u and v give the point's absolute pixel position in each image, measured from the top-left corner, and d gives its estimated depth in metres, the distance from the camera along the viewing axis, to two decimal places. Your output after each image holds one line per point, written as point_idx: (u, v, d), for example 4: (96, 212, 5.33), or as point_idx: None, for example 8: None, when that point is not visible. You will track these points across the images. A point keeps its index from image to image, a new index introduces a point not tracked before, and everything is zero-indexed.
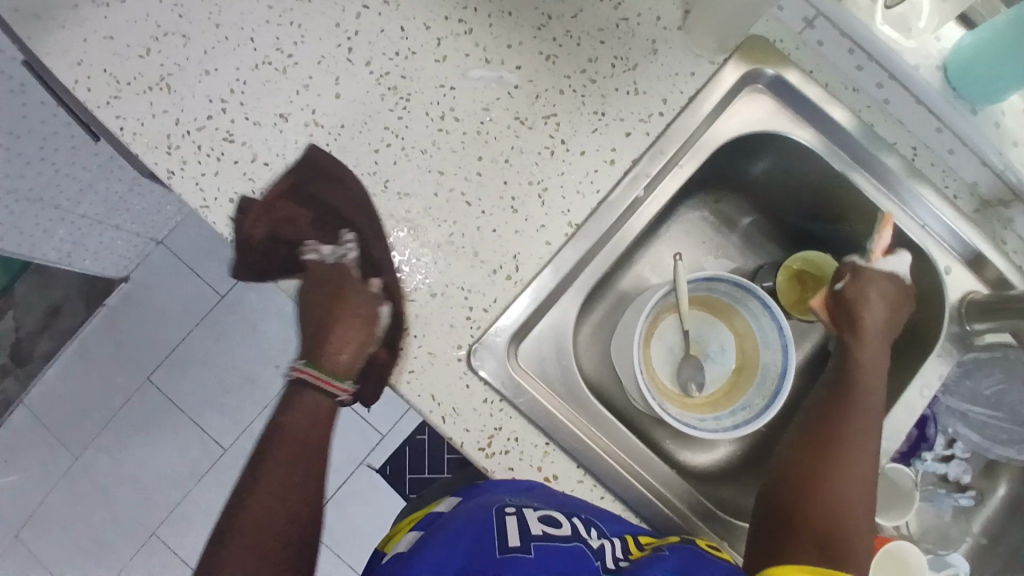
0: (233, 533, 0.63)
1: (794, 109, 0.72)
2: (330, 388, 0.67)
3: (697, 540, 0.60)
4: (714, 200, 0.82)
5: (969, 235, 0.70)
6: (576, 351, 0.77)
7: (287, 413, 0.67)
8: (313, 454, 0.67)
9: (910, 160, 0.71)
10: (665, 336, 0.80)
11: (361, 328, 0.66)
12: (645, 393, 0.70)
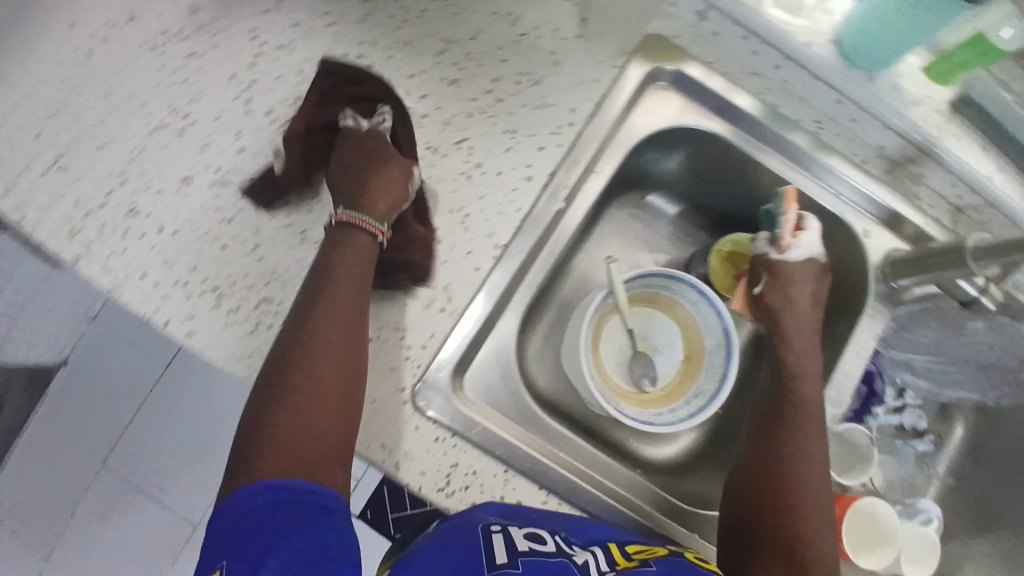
0: (250, 447, 0.50)
1: (701, 101, 0.74)
2: (369, 229, 0.59)
3: (685, 553, 0.59)
4: (642, 196, 0.84)
5: (882, 196, 0.74)
6: (528, 367, 0.78)
7: (322, 291, 0.55)
8: (353, 361, 0.55)
9: (816, 134, 0.74)
10: (612, 338, 0.82)
11: (404, 186, 0.62)
12: (599, 400, 0.71)
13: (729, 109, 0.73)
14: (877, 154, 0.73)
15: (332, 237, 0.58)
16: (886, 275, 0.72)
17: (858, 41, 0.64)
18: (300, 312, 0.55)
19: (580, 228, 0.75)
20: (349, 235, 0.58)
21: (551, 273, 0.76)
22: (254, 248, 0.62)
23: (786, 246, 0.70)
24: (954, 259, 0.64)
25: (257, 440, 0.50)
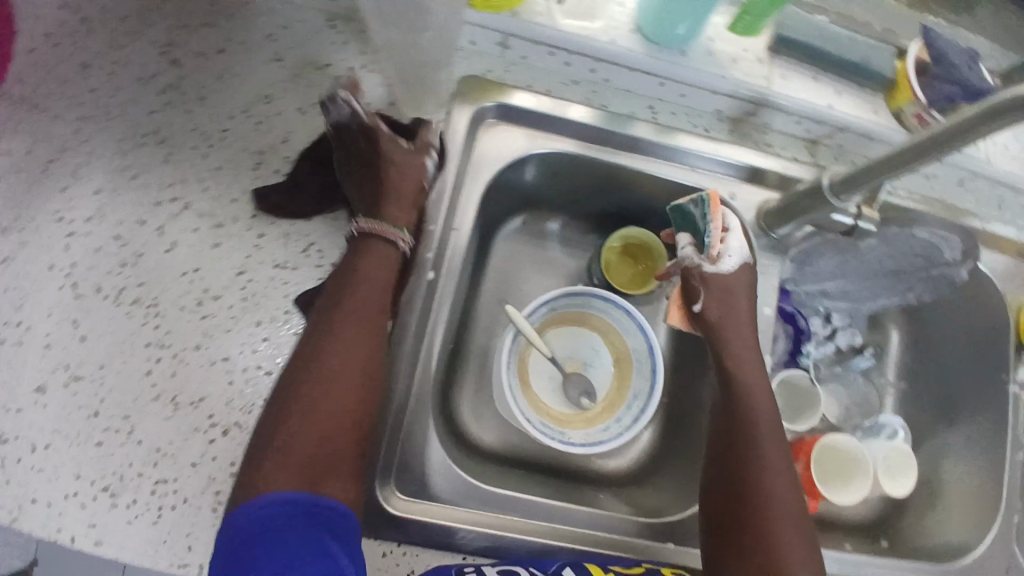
0: (259, 453, 0.50)
1: (538, 125, 0.73)
2: (390, 236, 0.60)
3: (662, 570, 0.63)
4: (516, 223, 0.84)
5: (735, 155, 0.74)
6: (466, 431, 0.75)
7: (348, 282, 0.57)
8: (371, 377, 0.56)
9: (654, 120, 0.74)
10: (540, 370, 0.80)
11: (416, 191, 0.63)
12: (543, 439, 0.72)
13: (569, 120, 0.72)
14: (716, 118, 0.75)
15: (363, 248, 0.60)
16: (767, 228, 0.74)
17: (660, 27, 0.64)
18: (326, 307, 0.57)
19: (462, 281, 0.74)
20: (374, 247, 0.60)
21: (449, 334, 0.74)
22: (129, 434, 0.58)
23: (717, 256, 0.67)
24: (816, 199, 0.66)
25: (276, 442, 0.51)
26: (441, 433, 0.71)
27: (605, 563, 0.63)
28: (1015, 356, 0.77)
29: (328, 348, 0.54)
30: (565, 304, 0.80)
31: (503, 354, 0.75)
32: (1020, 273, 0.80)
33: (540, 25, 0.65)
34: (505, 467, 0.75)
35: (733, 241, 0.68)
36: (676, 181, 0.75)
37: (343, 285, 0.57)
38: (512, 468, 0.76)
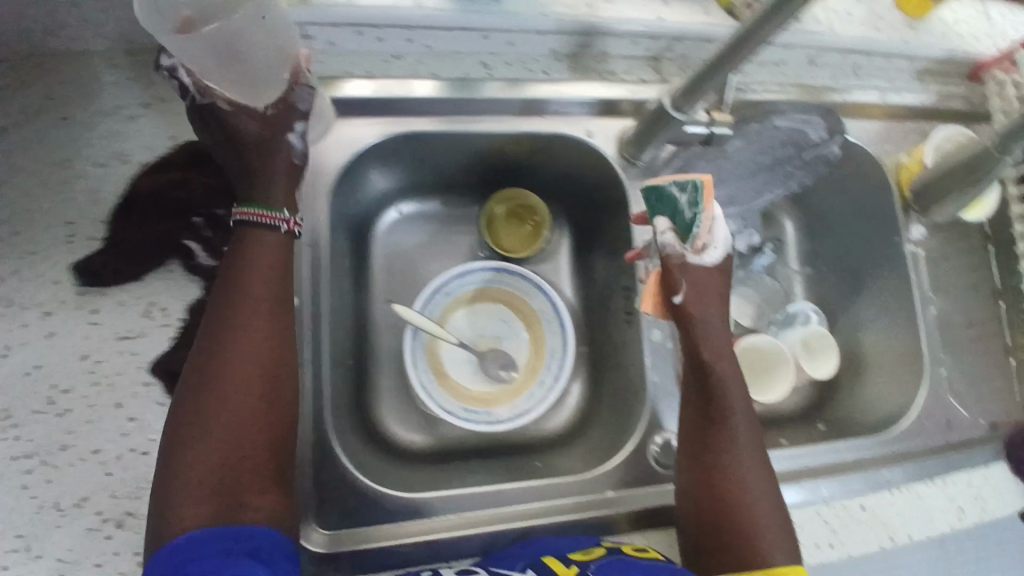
0: (170, 461, 0.48)
1: (371, 111, 0.67)
2: (267, 221, 0.56)
3: (623, 549, 0.58)
4: (388, 219, 0.78)
5: (585, 91, 0.70)
6: (391, 440, 0.74)
7: (238, 273, 0.54)
8: (280, 365, 0.53)
9: (491, 77, 0.69)
10: (454, 358, 0.76)
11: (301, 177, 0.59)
12: (470, 426, 0.71)
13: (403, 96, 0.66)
14: (552, 58, 0.70)
15: (242, 243, 0.56)
16: (631, 155, 0.72)
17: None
18: (224, 308, 0.53)
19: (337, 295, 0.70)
20: (251, 238, 0.56)
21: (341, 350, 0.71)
22: (28, 552, 0.55)
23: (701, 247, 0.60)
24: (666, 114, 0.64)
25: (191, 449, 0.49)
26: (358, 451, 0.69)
27: (565, 553, 0.56)
28: (903, 216, 0.77)
29: (223, 345, 0.51)
30: (457, 286, 0.76)
31: (407, 356, 0.71)
32: (889, 135, 0.79)
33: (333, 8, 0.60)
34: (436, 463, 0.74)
35: (718, 231, 0.60)
36: (535, 133, 0.71)
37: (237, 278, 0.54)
38: (446, 462, 0.75)
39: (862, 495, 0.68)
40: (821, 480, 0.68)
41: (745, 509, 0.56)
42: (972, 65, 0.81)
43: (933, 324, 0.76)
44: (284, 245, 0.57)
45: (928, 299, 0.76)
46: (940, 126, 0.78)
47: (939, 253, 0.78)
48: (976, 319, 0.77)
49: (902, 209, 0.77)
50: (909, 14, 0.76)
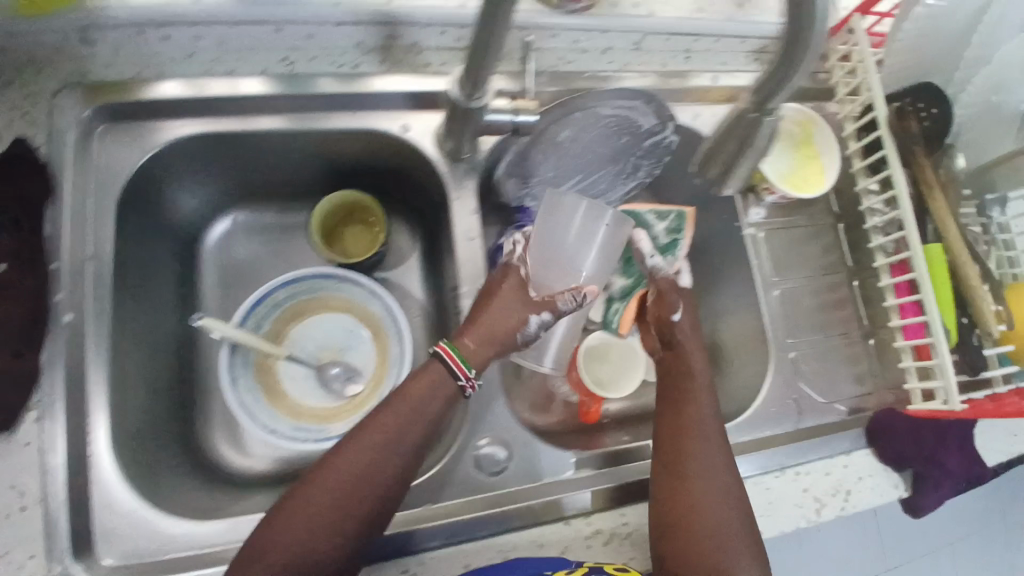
0: (270, 525, 0.53)
1: (157, 116, 0.63)
2: (455, 369, 0.60)
3: (605, 568, 0.56)
4: (210, 237, 0.73)
5: (392, 82, 0.65)
6: (226, 462, 0.69)
7: (387, 410, 0.58)
8: (390, 470, 0.56)
9: (290, 71, 0.63)
10: (290, 372, 0.72)
11: (505, 315, 0.63)
12: (297, 445, 0.64)
13: (196, 95, 0.62)
14: (360, 51, 0.65)
15: (427, 361, 0.61)
16: (452, 152, 0.67)
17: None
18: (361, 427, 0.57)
19: (152, 310, 0.66)
20: (431, 368, 0.60)
21: (157, 366, 0.66)
22: None
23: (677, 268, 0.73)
24: (456, 106, 0.60)
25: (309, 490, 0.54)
26: (174, 472, 0.64)
27: (541, 568, 0.55)
28: (740, 198, 0.77)
29: (347, 447, 0.56)
30: (287, 295, 0.70)
31: (222, 371, 0.64)
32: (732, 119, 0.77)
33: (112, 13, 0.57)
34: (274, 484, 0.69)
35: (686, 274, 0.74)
36: (349, 128, 0.67)
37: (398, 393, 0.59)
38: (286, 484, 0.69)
39: None
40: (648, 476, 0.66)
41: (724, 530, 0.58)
42: (811, 44, 0.80)
43: (775, 307, 0.75)
44: (447, 394, 0.60)
45: (770, 283, 0.75)
46: (786, 110, 0.76)
47: (782, 236, 0.77)
48: (822, 299, 0.76)
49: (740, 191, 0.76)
50: None
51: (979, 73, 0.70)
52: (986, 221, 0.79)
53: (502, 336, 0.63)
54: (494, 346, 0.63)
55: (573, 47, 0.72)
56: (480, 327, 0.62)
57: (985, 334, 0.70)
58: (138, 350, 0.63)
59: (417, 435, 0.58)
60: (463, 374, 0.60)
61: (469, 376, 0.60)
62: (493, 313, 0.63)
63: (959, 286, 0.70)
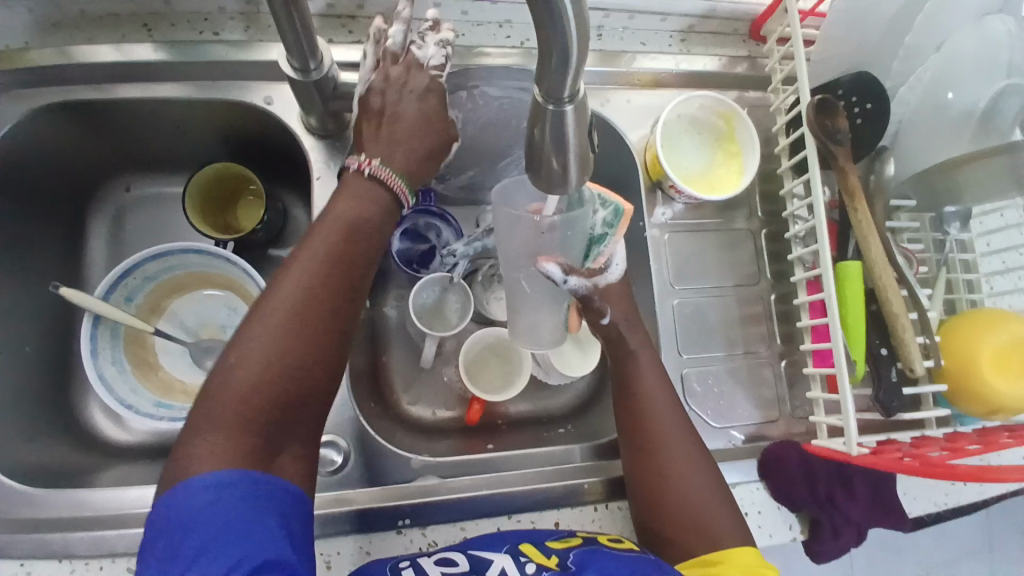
0: (195, 418, 0.46)
1: (26, 81, 0.61)
2: (396, 191, 0.55)
3: (600, 538, 0.58)
4: (99, 205, 0.73)
5: (259, 52, 0.63)
6: (96, 431, 0.69)
7: (317, 236, 0.51)
8: (339, 300, 0.51)
9: (151, 38, 0.63)
10: (168, 348, 0.72)
11: (433, 140, 0.57)
12: (143, 424, 0.63)
13: (65, 62, 0.61)
14: (226, 17, 0.64)
15: (344, 182, 0.54)
16: (318, 129, 0.64)
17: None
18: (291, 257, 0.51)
19: (25, 273, 0.66)
20: (360, 188, 0.54)
21: (26, 331, 0.65)
22: None
23: (596, 272, 0.58)
24: (306, 80, 0.54)
25: (237, 358, 0.47)
26: (35, 437, 0.63)
27: (540, 539, 0.57)
28: (647, 194, 0.70)
29: (281, 282, 0.50)
30: (161, 270, 0.69)
31: (82, 341, 0.65)
32: (646, 106, 0.71)
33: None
34: (145, 458, 0.69)
35: (615, 266, 0.60)
36: (223, 100, 0.65)
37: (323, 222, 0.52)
38: (152, 459, 0.69)
39: (557, 511, 0.62)
40: (507, 493, 0.61)
41: (703, 511, 0.57)
42: (751, 23, 0.70)
43: (673, 318, 0.68)
44: (390, 215, 0.55)
45: (670, 291, 0.69)
46: (703, 99, 0.67)
47: (690, 240, 0.70)
48: (727, 312, 0.70)
49: (645, 185, 0.69)
50: None
51: (925, 61, 0.59)
52: (944, 236, 0.67)
53: (404, 133, 0.55)
54: (405, 152, 0.55)
55: (462, 19, 0.67)
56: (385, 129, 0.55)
57: (905, 369, 0.60)
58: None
59: (365, 256, 0.53)
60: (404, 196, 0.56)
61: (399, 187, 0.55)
62: (383, 89, 0.54)
63: (879, 312, 0.61)
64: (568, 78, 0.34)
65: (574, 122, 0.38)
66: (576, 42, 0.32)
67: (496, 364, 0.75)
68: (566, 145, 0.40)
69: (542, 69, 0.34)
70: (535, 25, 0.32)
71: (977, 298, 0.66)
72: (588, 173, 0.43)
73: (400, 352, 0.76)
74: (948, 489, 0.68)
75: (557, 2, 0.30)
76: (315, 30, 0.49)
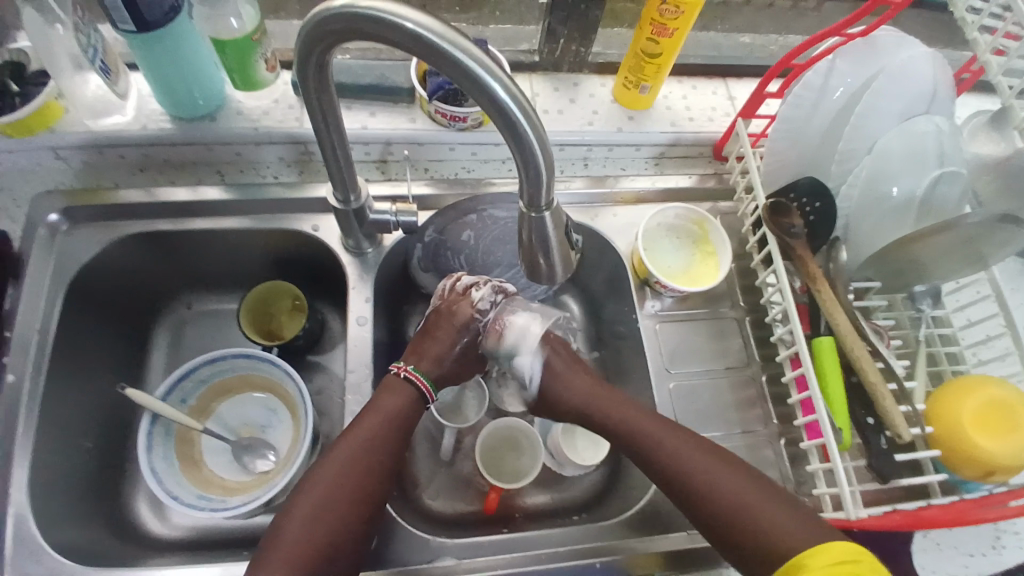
0: (283, 531, 0.55)
1: (119, 216, 0.76)
2: (421, 390, 0.65)
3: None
4: (164, 320, 0.85)
5: (308, 189, 0.79)
6: (141, 526, 0.74)
7: (371, 415, 0.61)
8: (376, 476, 0.59)
9: (225, 181, 0.80)
10: (213, 445, 0.79)
11: (455, 372, 0.69)
12: (190, 511, 0.69)
13: (153, 201, 0.76)
14: (284, 165, 0.82)
15: (385, 383, 0.65)
16: (353, 247, 0.76)
17: (171, 99, 0.72)
18: (346, 438, 0.60)
19: (97, 375, 0.76)
20: (395, 385, 0.64)
21: (90, 429, 0.73)
22: None
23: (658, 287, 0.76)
24: (345, 209, 0.68)
25: (313, 511, 0.56)
26: (86, 526, 0.69)
27: None
28: (637, 291, 0.79)
29: (329, 470, 0.58)
30: (212, 373, 0.78)
31: (142, 437, 0.72)
32: (630, 219, 0.82)
33: (70, 131, 0.73)
34: (180, 554, 0.73)
35: (653, 300, 0.79)
36: (278, 228, 0.79)
37: (375, 417, 0.61)
38: (187, 553, 0.73)
39: None
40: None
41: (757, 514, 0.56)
42: (712, 147, 0.84)
43: (671, 402, 0.73)
44: (417, 411, 0.64)
45: (666, 375, 0.75)
46: (675, 210, 0.79)
47: (680, 329, 0.78)
48: (720, 394, 0.75)
49: (634, 282, 0.79)
50: (625, 105, 0.82)
51: (860, 163, 0.69)
52: (918, 313, 0.72)
53: (447, 354, 0.68)
54: (442, 363, 0.68)
55: (472, 159, 0.82)
56: (428, 341, 0.68)
57: (894, 436, 0.61)
58: (73, 408, 0.72)
59: (411, 417, 0.63)
60: (426, 393, 0.65)
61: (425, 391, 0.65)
62: (440, 321, 0.69)
63: (859, 383, 0.64)
64: (541, 184, 0.46)
65: (552, 222, 0.50)
66: (543, 161, 0.45)
67: (512, 457, 0.78)
68: (547, 239, 0.51)
69: (524, 180, 0.47)
70: (513, 154, 0.45)
71: (960, 368, 0.69)
72: (572, 261, 0.55)
73: (422, 449, 0.82)
74: (970, 559, 0.65)
75: (526, 137, 0.43)
76: (353, 170, 0.63)
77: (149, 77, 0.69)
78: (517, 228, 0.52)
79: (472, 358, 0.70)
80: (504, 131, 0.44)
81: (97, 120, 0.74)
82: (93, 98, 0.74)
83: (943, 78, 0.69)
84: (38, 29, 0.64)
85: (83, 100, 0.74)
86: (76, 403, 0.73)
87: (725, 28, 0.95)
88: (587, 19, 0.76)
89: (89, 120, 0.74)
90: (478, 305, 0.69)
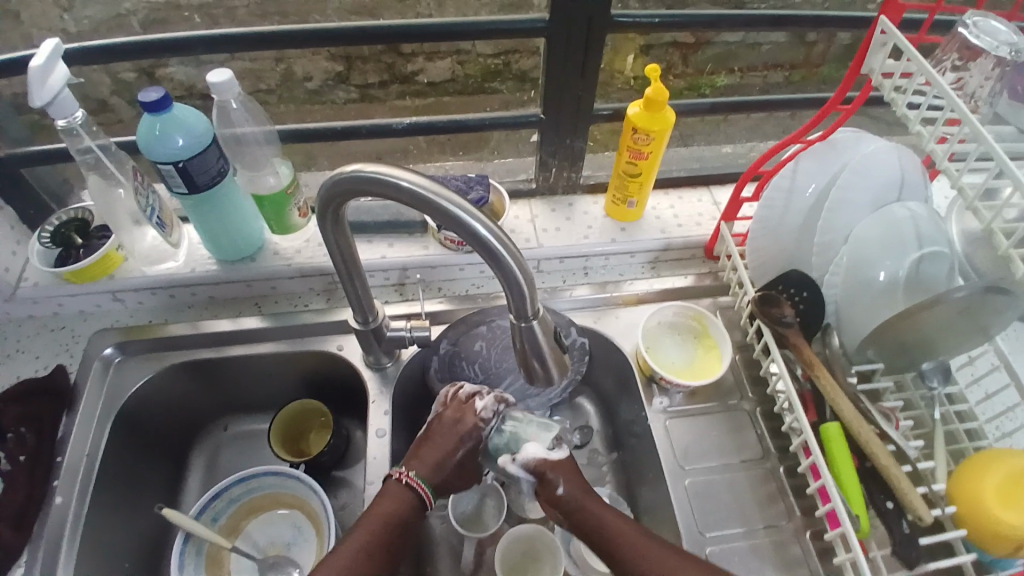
0: None
1: (164, 347, 0.84)
2: (419, 493, 0.66)
3: None
4: (201, 443, 0.90)
5: (333, 314, 0.87)
6: None
7: (372, 521, 0.63)
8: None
9: (259, 312, 0.88)
10: (241, 568, 0.81)
11: (454, 476, 0.70)
12: None
13: (195, 334, 0.85)
14: (313, 293, 0.90)
15: (384, 488, 0.67)
16: (374, 363, 0.82)
17: (215, 245, 0.82)
18: (349, 541, 0.61)
19: (138, 498, 0.80)
20: (393, 489, 0.66)
21: (125, 551, 0.76)
22: None
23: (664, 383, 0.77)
24: (362, 328, 0.74)
25: None
26: None
27: None
28: (644, 387, 0.81)
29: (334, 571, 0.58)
30: (241, 493, 0.81)
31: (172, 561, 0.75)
32: (634, 319, 0.86)
33: (128, 277, 0.84)
34: None
35: (662, 397, 0.80)
36: (305, 351, 0.86)
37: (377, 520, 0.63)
38: None
39: None
40: None
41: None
42: (704, 248, 0.90)
43: (688, 501, 0.73)
44: (414, 514, 0.66)
45: (681, 473, 0.75)
46: (674, 309, 0.83)
47: (691, 424, 0.79)
48: (739, 489, 0.74)
49: (640, 377, 0.81)
50: (616, 219, 0.90)
51: (839, 252, 0.73)
52: (929, 392, 0.72)
53: (447, 460, 0.69)
54: (442, 469, 0.69)
55: (481, 276, 0.90)
56: (428, 446, 0.69)
57: (916, 520, 0.60)
58: (113, 532, 0.76)
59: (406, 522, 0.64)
60: (425, 497, 0.66)
61: (425, 495, 0.66)
62: (443, 427, 0.71)
63: (873, 468, 0.64)
64: (526, 296, 0.50)
65: (541, 329, 0.53)
66: (522, 277, 0.50)
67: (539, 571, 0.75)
68: (540, 348, 0.54)
69: (510, 295, 0.51)
70: (496, 272, 0.50)
71: (980, 444, 0.68)
72: (566, 366, 0.57)
73: (445, 563, 0.81)
74: None
75: (503, 256, 0.49)
76: (368, 294, 0.70)
77: (196, 227, 0.80)
78: (513, 338, 0.55)
79: (469, 465, 0.71)
80: (484, 254, 0.49)
81: (154, 267, 0.85)
82: (150, 247, 0.86)
83: (911, 167, 0.73)
84: (101, 190, 0.77)
85: (143, 250, 0.86)
86: (117, 526, 0.76)
87: (703, 148, 1.07)
88: (574, 150, 0.87)
89: (147, 267, 0.85)
90: (482, 414, 0.71)
